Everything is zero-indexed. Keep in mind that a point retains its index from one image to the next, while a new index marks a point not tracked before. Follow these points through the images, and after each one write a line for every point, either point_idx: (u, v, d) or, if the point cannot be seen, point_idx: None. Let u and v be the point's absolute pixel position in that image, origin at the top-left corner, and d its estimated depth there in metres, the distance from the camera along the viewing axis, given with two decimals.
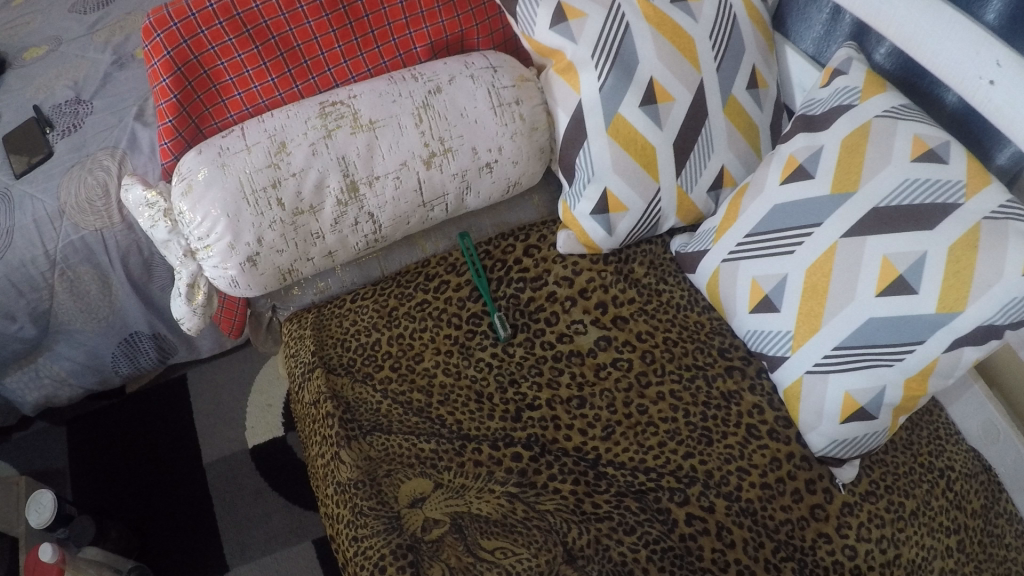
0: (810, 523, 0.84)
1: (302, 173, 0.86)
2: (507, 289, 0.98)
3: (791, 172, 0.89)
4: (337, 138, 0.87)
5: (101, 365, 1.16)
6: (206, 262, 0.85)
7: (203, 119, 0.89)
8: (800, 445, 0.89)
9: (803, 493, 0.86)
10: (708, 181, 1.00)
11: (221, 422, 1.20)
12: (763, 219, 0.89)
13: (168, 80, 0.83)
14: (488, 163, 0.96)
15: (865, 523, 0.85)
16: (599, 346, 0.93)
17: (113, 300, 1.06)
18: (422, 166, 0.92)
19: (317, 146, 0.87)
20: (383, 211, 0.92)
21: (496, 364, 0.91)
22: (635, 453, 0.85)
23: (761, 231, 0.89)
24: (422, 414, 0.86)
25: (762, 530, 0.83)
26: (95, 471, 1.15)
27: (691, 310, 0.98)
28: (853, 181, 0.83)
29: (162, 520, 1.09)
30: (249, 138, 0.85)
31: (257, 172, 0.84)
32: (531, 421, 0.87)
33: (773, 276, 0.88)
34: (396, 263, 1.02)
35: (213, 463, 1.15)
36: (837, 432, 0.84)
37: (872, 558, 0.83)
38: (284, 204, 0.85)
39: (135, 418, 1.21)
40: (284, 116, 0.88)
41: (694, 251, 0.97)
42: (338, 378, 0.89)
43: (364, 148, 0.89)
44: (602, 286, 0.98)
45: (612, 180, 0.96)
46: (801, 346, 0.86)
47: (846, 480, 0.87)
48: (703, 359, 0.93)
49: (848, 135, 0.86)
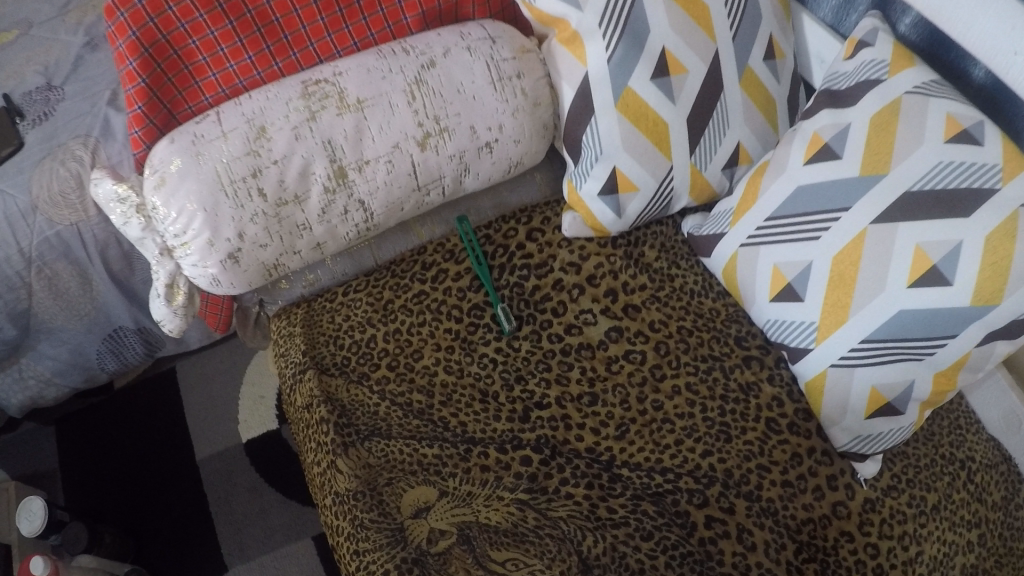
0: (832, 521, 0.80)
1: (286, 159, 0.79)
2: (510, 277, 0.92)
3: (815, 152, 0.83)
4: (322, 119, 0.80)
5: (87, 363, 1.10)
6: (184, 260, 0.79)
7: (176, 103, 0.81)
8: (820, 439, 0.84)
9: (824, 490, 0.82)
10: (722, 159, 0.93)
11: (215, 416, 1.15)
12: (785, 202, 0.84)
13: (135, 64, 0.75)
14: (487, 142, 0.89)
15: (887, 519, 0.81)
16: (610, 338, 0.88)
17: (95, 295, 1.00)
18: (416, 147, 0.85)
19: (300, 129, 0.79)
20: (375, 197, 0.86)
21: (501, 360, 0.86)
22: (651, 453, 0.81)
23: (783, 215, 0.84)
24: (423, 416, 0.81)
25: (784, 531, 0.79)
26: (86, 473, 1.10)
27: (705, 296, 0.92)
28: (883, 162, 0.77)
29: (157, 522, 1.06)
30: (225, 123, 0.78)
31: (236, 161, 0.77)
32: (540, 421, 0.82)
33: (796, 264, 0.82)
34: (390, 252, 0.95)
35: (207, 459, 1.11)
36: (861, 428, 0.81)
37: (894, 555, 0.79)
38: (267, 195, 0.79)
39: (124, 415, 1.16)
40: (263, 97, 0.80)
41: (710, 234, 0.91)
42: (333, 379, 0.84)
43: (352, 130, 0.81)
44: (611, 272, 0.92)
45: (622, 159, 0.90)
46: (827, 337, 0.81)
47: (868, 475, 0.82)
48: (720, 349, 0.88)
49: (878, 111, 0.79)
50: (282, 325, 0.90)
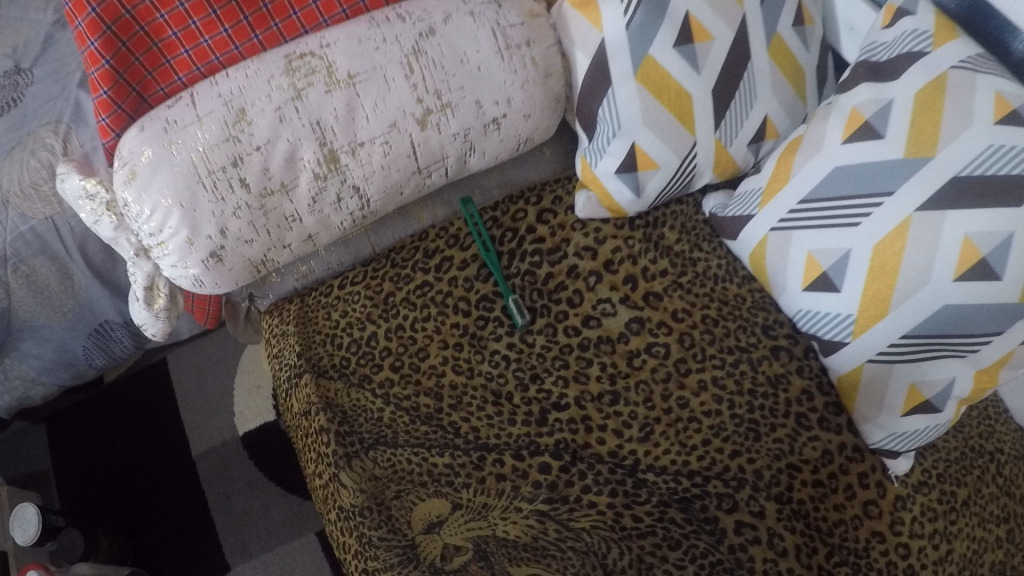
0: (863, 521, 0.77)
1: (270, 145, 0.71)
2: (522, 265, 0.85)
3: (854, 130, 0.76)
4: (309, 97, 0.72)
5: (73, 360, 1.03)
6: (163, 261, 0.72)
7: (146, 85, 0.72)
8: (851, 434, 0.80)
9: (855, 489, 0.78)
10: (748, 133, 0.86)
11: (211, 408, 1.12)
12: (821, 183, 0.77)
13: (97, 43, 0.67)
14: (494, 118, 0.81)
15: (919, 517, 0.77)
16: (631, 330, 0.82)
17: (77, 290, 0.92)
18: (416, 126, 0.77)
19: (285, 110, 0.71)
20: (371, 182, 0.78)
21: (514, 358, 0.80)
22: (677, 455, 0.76)
23: (819, 198, 0.77)
24: (432, 421, 0.76)
25: (816, 534, 0.76)
26: (79, 472, 1.07)
27: (730, 281, 0.86)
28: (931, 145, 0.70)
29: (155, 521, 1.04)
30: (200, 107, 0.70)
31: (213, 149, 0.69)
32: (558, 425, 0.76)
33: (832, 252, 0.76)
34: (389, 239, 0.88)
35: (204, 454, 1.08)
36: (898, 425, 0.76)
37: (925, 556, 0.76)
38: (251, 185, 0.71)
39: (116, 411, 1.11)
40: (242, 75, 0.71)
41: (737, 215, 0.85)
42: (332, 382, 0.78)
43: (343, 108, 0.73)
44: (629, 256, 0.86)
45: (641, 134, 0.82)
46: (864, 332, 0.76)
47: (899, 472, 0.78)
48: (747, 339, 0.83)
49: (923, 88, 0.72)
50: (273, 320, 0.85)
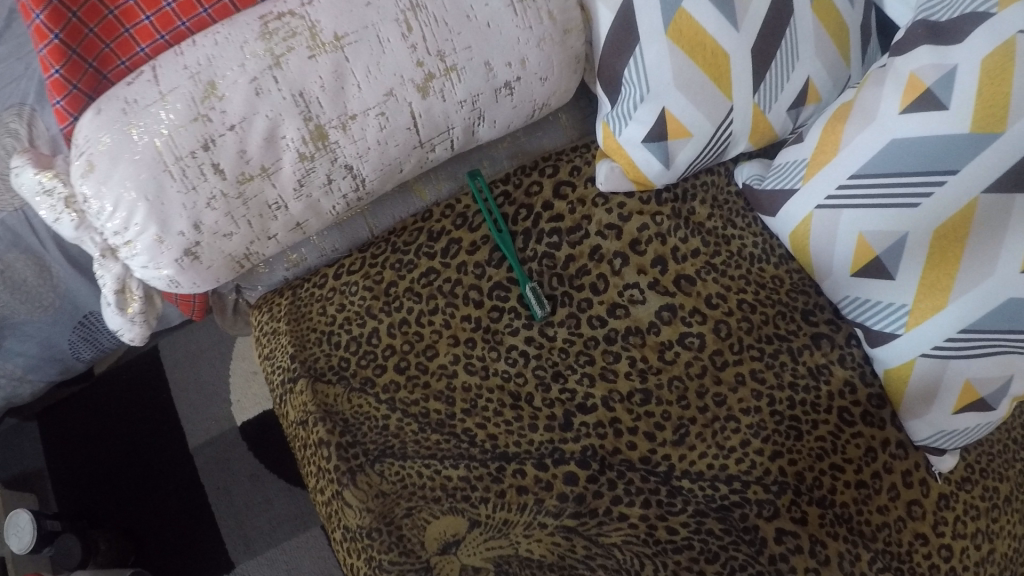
0: (906, 524, 0.72)
1: (246, 123, 0.61)
2: (538, 247, 0.77)
3: (914, 99, 0.66)
4: (291, 64, 0.61)
5: (59, 354, 0.95)
6: (132, 261, 0.62)
7: (104, 59, 0.62)
8: (895, 428, 0.74)
9: (899, 489, 0.72)
10: (790, 96, 0.76)
11: (205, 397, 1.08)
12: (875, 156, 0.68)
13: (43, 16, 0.58)
14: (506, 83, 0.71)
15: (961, 517, 0.73)
16: (661, 319, 0.74)
17: (56, 282, 0.85)
18: (416, 93, 0.66)
19: (262, 80, 0.60)
20: (365, 159, 0.68)
21: (533, 354, 0.72)
22: (715, 459, 0.70)
23: (874, 173, 0.68)
24: (444, 429, 0.69)
25: (858, 539, 0.70)
26: (74, 468, 1.04)
27: (767, 261, 0.78)
28: (1000, 119, 0.62)
29: (154, 519, 1.02)
30: (164, 82, 0.59)
31: (179, 132, 0.59)
32: (584, 430, 0.69)
33: (889, 235, 0.68)
34: (388, 220, 0.79)
35: (200, 447, 1.05)
36: (948, 423, 0.70)
37: (967, 556, 0.73)
38: (226, 171, 0.61)
39: (107, 405, 1.07)
40: (211, 42, 0.60)
41: (776, 188, 0.76)
42: (331, 387, 0.70)
43: (330, 76, 0.63)
44: (657, 234, 0.77)
45: (672, 97, 0.72)
46: (919, 325, 0.68)
47: (944, 469, 0.73)
48: (786, 327, 0.76)
49: (990, 54, 0.62)
50: (263, 315, 0.77)
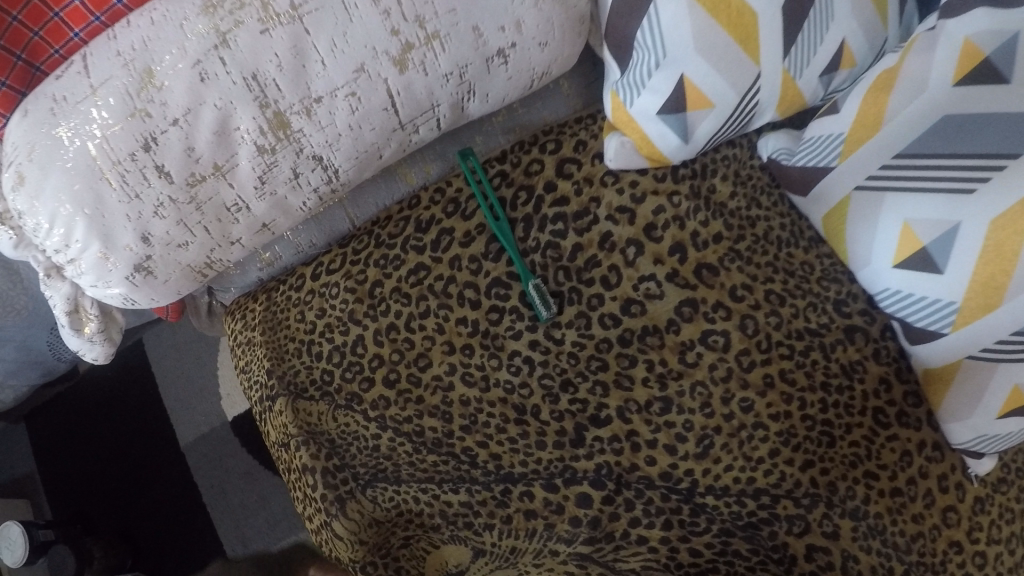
0: (941, 531, 0.65)
1: (190, 115, 0.53)
2: (540, 237, 0.68)
3: (970, 70, 0.58)
4: (240, 42, 0.53)
5: (40, 356, 0.88)
6: (80, 279, 0.59)
7: (35, 49, 0.53)
8: (931, 428, 0.67)
9: (935, 495, 0.66)
10: (824, 61, 0.66)
11: (194, 392, 1.01)
12: (924, 135, 0.60)
13: None
14: (499, 50, 0.62)
15: (996, 520, 0.68)
16: (682, 316, 0.66)
17: (28, 285, 0.77)
18: (392, 68, 0.58)
19: (207, 63, 0.53)
20: (336, 149, 0.60)
21: (539, 361, 0.64)
22: (741, 472, 0.63)
23: (925, 153, 0.59)
24: (441, 449, 0.62)
25: (891, 552, 0.63)
26: (65, 470, 1.00)
27: (796, 245, 0.71)
28: None
29: (151, 520, 0.98)
30: (95, 74, 0.52)
31: (116, 137, 0.52)
32: (598, 445, 0.62)
33: (937, 224, 0.59)
34: (370, 209, 0.71)
35: (192, 444, 1.00)
36: (990, 427, 0.63)
37: (1001, 563, 0.68)
38: (172, 175, 0.55)
39: (94, 402, 1.02)
40: (148, 22, 0.53)
41: (809, 165, 0.67)
42: (313, 404, 0.64)
43: (288, 53, 0.54)
44: (675, 217, 0.69)
45: (690, 63, 0.62)
46: (968, 325, 0.60)
47: (982, 471, 0.67)
48: (817, 320, 0.68)
49: None
50: (236, 322, 0.70)
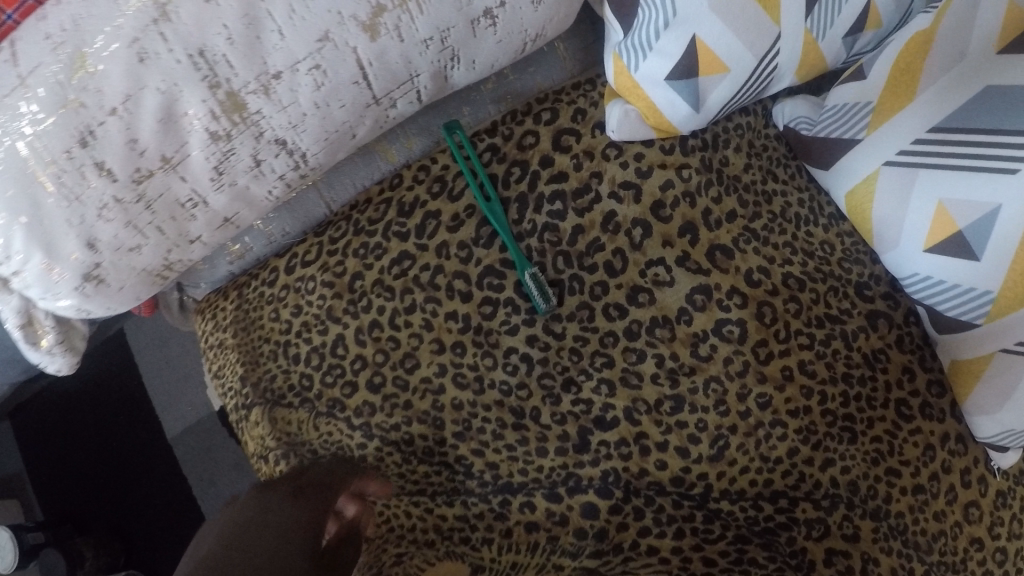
0: (963, 529, 0.62)
1: (131, 102, 0.48)
2: (537, 218, 0.62)
3: (1016, 37, 0.53)
4: (182, 13, 0.47)
5: None
6: (27, 292, 0.52)
7: None
8: (954, 420, 0.62)
9: (958, 490, 0.62)
10: (848, 20, 0.60)
11: (180, 381, 0.97)
12: (963, 106, 0.54)
13: None
14: (485, 10, 0.56)
15: (1018, 515, 0.64)
16: (694, 304, 0.60)
17: None
18: (364, 35, 0.52)
19: (147, 39, 0.47)
20: (303, 132, 0.54)
21: (538, 359, 0.58)
22: (758, 474, 0.58)
23: (961, 128, 0.54)
24: (433, 459, 0.58)
25: (913, 553, 0.59)
26: (50, 467, 0.95)
27: (816, 223, 0.64)
28: None
29: (142, 516, 0.94)
30: (24, 62, 0.47)
31: (50, 135, 0.47)
32: (604, 451, 0.57)
33: (975, 207, 0.53)
34: (347, 191, 0.64)
35: (180, 436, 0.96)
36: (1021, 423, 0.58)
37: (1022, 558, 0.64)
38: (115, 172, 0.49)
39: (75, 396, 0.96)
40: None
41: (833, 136, 0.60)
42: (292, 412, 0.59)
43: (240, 23, 0.49)
44: (685, 194, 0.62)
45: (695, 21, 0.56)
46: (1007, 315, 0.55)
47: (1005, 465, 0.63)
48: (839, 305, 0.62)
49: None
50: (207, 323, 0.65)
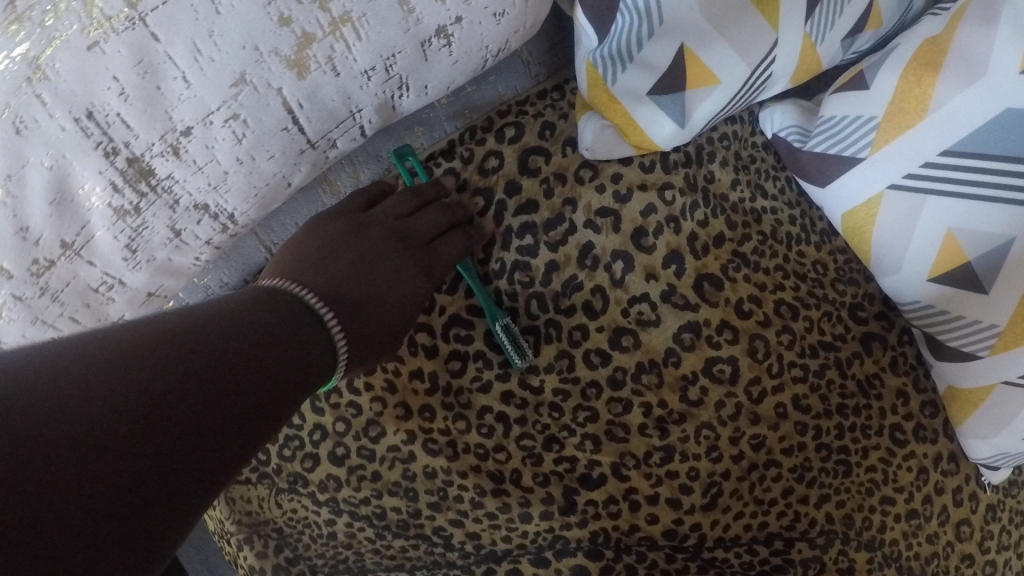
0: (954, 547, 0.61)
1: (15, 180, 0.39)
2: (506, 257, 0.55)
3: None
4: (62, 68, 0.38)
5: None
6: None
7: None
8: (947, 439, 0.60)
9: (950, 510, 0.60)
10: (849, 21, 0.53)
11: None
12: (977, 132, 0.47)
13: None
14: (438, 28, 0.47)
15: (1004, 526, 0.64)
16: (682, 344, 0.55)
17: None
18: (290, 74, 0.43)
19: (20, 102, 0.38)
20: (230, 192, 0.46)
21: (515, 418, 0.54)
22: (752, 518, 0.56)
23: (976, 153, 0.47)
24: (409, 532, 0.54)
25: None
26: None
27: (807, 242, 0.59)
28: None
29: None
30: None
31: None
32: (592, 510, 0.54)
33: (986, 238, 0.49)
34: (288, 232, 0.55)
35: None
36: (1017, 448, 0.56)
37: (1010, 568, 0.64)
38: (8, 267, 0.41)
39: None
40: None
41: (830, 153, 0.54)
42: (251, 489, 0.53)
43: (133, 74, 0.39)
44: (669, 218, 0.56)
45: (682, 28, 0.49)
46: (1014, 350, 0.51)
47: (995, 480, 0.62)
48: (832, 331, 0.58)
49: None
50: None
